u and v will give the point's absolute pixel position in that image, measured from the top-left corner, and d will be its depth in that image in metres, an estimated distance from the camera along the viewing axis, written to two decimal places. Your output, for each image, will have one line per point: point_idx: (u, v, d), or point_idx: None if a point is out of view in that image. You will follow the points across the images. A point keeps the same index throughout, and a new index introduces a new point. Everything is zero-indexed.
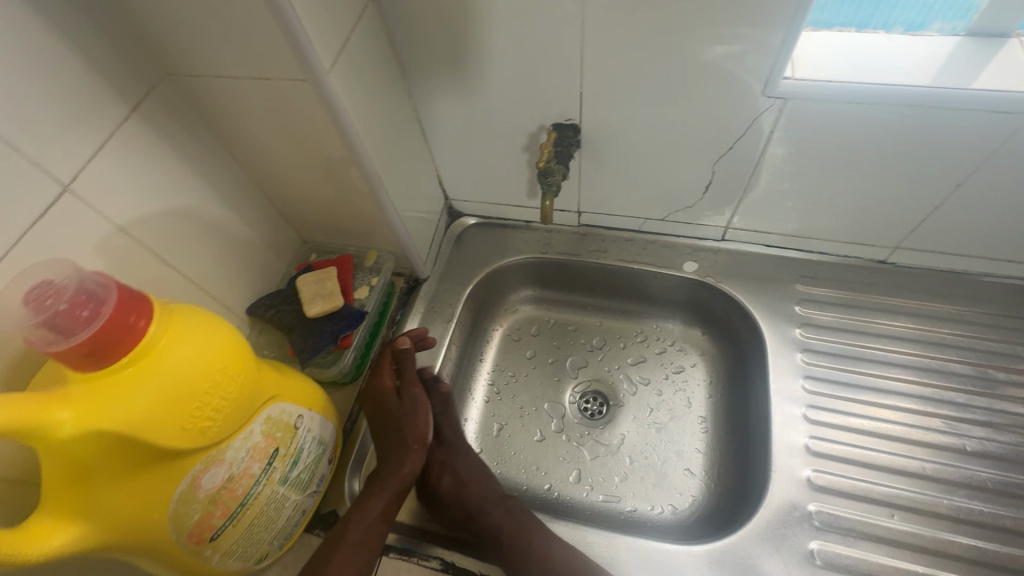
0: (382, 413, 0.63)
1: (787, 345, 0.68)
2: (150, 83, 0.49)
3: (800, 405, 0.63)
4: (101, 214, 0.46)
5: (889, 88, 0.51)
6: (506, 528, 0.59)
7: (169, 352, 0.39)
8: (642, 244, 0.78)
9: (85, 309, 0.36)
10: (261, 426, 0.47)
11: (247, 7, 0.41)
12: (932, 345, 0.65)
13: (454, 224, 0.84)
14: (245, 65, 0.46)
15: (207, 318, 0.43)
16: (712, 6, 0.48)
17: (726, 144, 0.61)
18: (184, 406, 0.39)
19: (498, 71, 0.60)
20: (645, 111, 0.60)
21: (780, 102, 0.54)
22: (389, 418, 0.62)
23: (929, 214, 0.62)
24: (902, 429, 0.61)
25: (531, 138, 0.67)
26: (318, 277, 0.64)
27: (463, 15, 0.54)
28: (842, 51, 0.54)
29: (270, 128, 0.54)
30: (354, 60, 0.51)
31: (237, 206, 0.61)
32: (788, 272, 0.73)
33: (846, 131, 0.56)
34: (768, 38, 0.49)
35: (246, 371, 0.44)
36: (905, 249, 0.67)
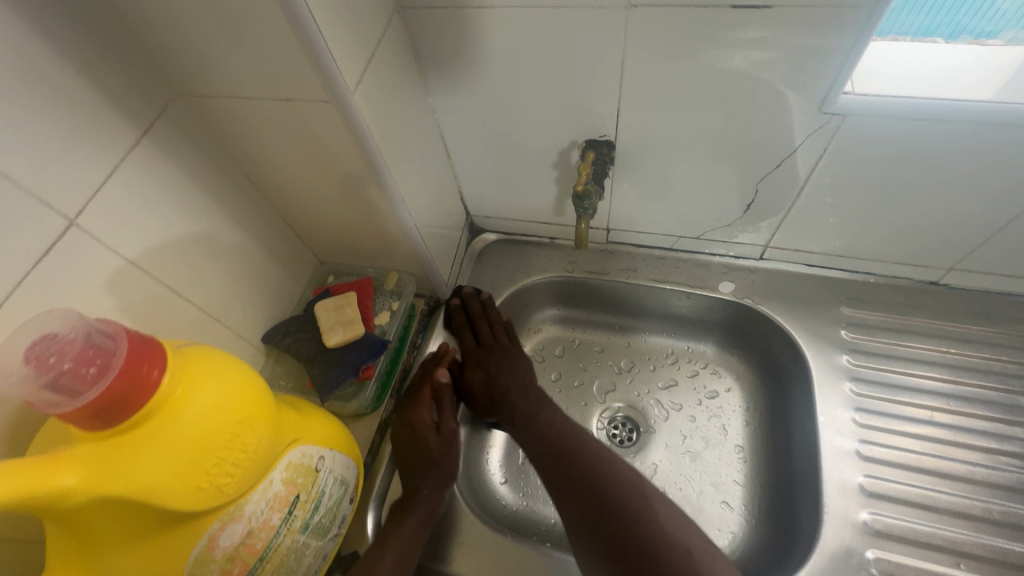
0: (418, 448, 0.59)
1: (835, 374, 0.64)
2: (161, 104, 0.45)
3: (851, 440, 0.60)
4: (110, 249, 0.42)
5: (960, 104, 0.47)
6: (577, 486, 0.56)
7: (183, 407, 0.35)
8: (674, 262, 0.74)
9: (92, 365, 0.33)
10: (281, 474, 0.43)
11: (268, 26, 0.37)
12: (990, 374, 0.62)
13: (474, 241, 0.81)
14: (264, 85, 0.43)
15: (225, 362, 0.39)
16: (769, 18, 0.44)
17: (772, 163, 0.57)
18: (200, 464, 0.36)
19: (528, 86, 0.56)
20: (686, 127, 0.56)
21: (837, 119, 0.50)
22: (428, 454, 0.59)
23: (991, 236, 0.57)
24: (964, 467, 0.58)
25: (561, 154, 0.64)
26: (337, 304, 0.61)
27: (493, 27, 0.51)
28: (903, 63, 0.49)
29: (288, 149, 0.50)
30: (379, 77, 0.48)
31: (252, 229, 0.57)
32: (831, 294, 0.69)
33: (906, 150, 0.52)
34: (829, 51, 0.45)
35: (265, 418, 0.41)
36: (960, 271, 0.63)
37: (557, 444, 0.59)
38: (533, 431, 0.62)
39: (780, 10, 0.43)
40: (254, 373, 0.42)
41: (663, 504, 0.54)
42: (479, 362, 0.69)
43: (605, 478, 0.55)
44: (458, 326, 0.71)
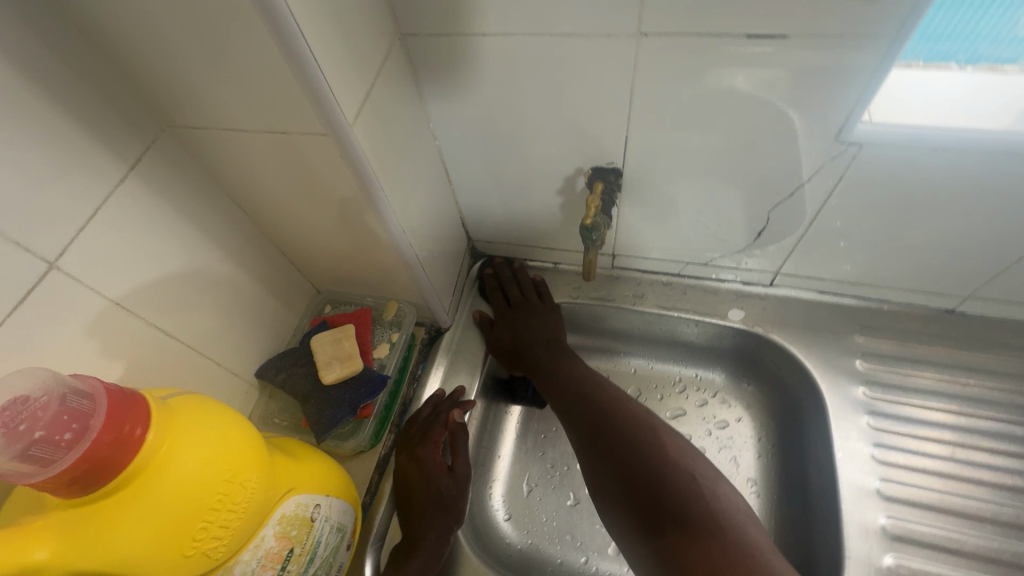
0: (430, 492, 0.56)
1: (851, 406, 0.62)
2: (150, 136, 0.43)
3: (873, 478, 0.58)
4: (94, 291, 0.40)
5: (979, 134, 0.45)
6: (592, 421, 0.57)
7: (167, 468, 0.32)
8: (682, 288, 0.72)
9: (69, 429, 0.30)
10: (274, 529, 0.41)
11: (261, 59, 0.36)
12: (1012, 408, 0.60)
13: (476, 266, 0.79)
14: (258, 117, 0.41)
15: (214, 413, 0.37)
16: (783, 46, 0.42)
17: (784, 190, 0.56)
18: (186, 528, 0.33)
19: (532, 113, 0.54)
20: (697, 155, 0.54)
21: (854, 147, 0.49)
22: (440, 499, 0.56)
23: (1011, 265, 0.56)
24: (987, 506, 0.56)
25: (566, 181, 0.62)
26: (334, 337, 0.58)
27: (496, 55, 0.49)
28: (918, 90, 0.48)
29: (283, 180, 0.48)
30: (379, 105, 0.46)
31: (246, 261, 0.55)
32: (844, 321, 0.67)
33: (925, 178, 0.50)
34: (845, 81, 0.44)
35: (257, 470, 0.38)
36: (977, 299, 0.61)
37: (577, 390, 0.60)
38: (556, 378, 0.63)
39: (796, 41, 0.42)
40: (245, 423, 0.39)
41: (673, 438, 0.55)
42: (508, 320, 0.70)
43: (621, 416, 0.56)
44: (494, 288, 0.74)
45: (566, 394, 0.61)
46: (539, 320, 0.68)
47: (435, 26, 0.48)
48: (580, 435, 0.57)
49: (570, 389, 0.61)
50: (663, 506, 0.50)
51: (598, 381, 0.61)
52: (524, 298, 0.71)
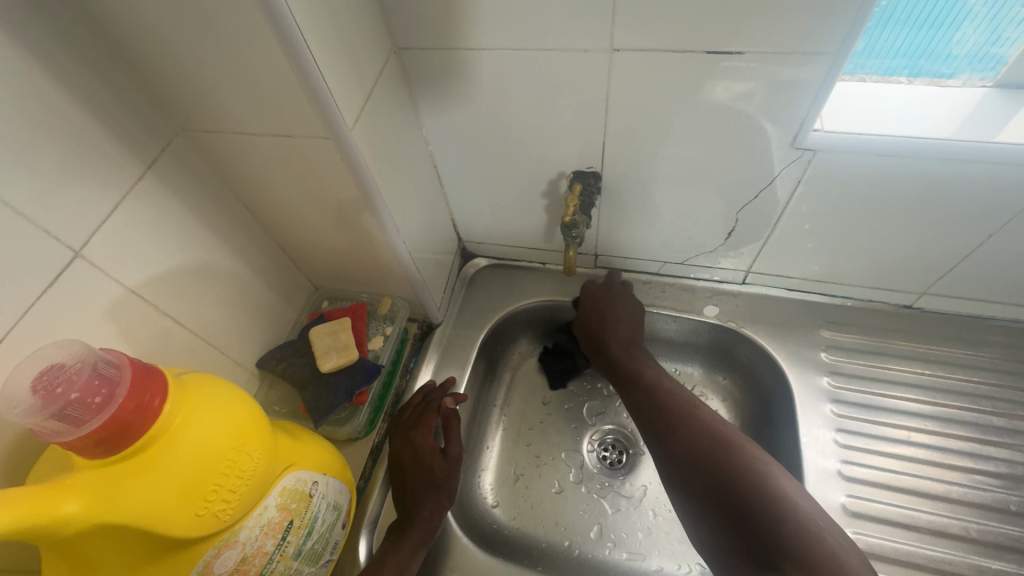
0: (423, 474, 0.60)
1: (816, 395, 0.66)
2: (165, 138, 0.47)
3: (834, 460, 0.62)
4: (112, 278, 0.44)
5: (921, 141, 0.50)
6: (641, 408, 0.63)
7: (182, 435, 0.36)
8: (661, 287, 0.77)
9: (98, 394, 0.34)
10: (275, 500, 0.44)
11: (270, 69, 0.40)
12: (965, 396, 0.64)
13: (466, 266, 0.83)
14: (266, 122, 0.45)
15: (223, 390, 0.40)
16: (741, 61, 0.47)
17: (751, 193, 0.60)
18: (198, 490, 0.36)
19: (517, 121, 0.59)
20: (670, 159, 0.59)
21: (809, 153, 0.54)
22: (432, 480, 0.59)
23: (958, 262, 0.60)
24: (941, 486, 0.60)
25: (550, 184, 0.66)
26: (331, 329, 0.62)
27: (484, 67, 0.54)
28: (867, 101, 0.53)
29: (288, 182, 0.52)
30: (376, 113, 0.50)
31: (249, 256, 0.59)
32: (812, 317, 0.71)
33: (876, 182, 0.55)
34: (800, 92, 0.49)
35: (261, 443, 0.42)
36: (932, 295, 0.66)
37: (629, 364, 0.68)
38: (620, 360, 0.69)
39: (752, 56, 0.47)
40: (250, 401, 0.43)
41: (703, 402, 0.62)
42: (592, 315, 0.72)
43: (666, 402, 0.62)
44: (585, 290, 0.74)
45: (625, 388, 0.66)
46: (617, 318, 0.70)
47: (428, 40, 0.52)
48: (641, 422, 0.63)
49: (629, 385, 0.66)
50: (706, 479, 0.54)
51: (656, 378, 0.65)
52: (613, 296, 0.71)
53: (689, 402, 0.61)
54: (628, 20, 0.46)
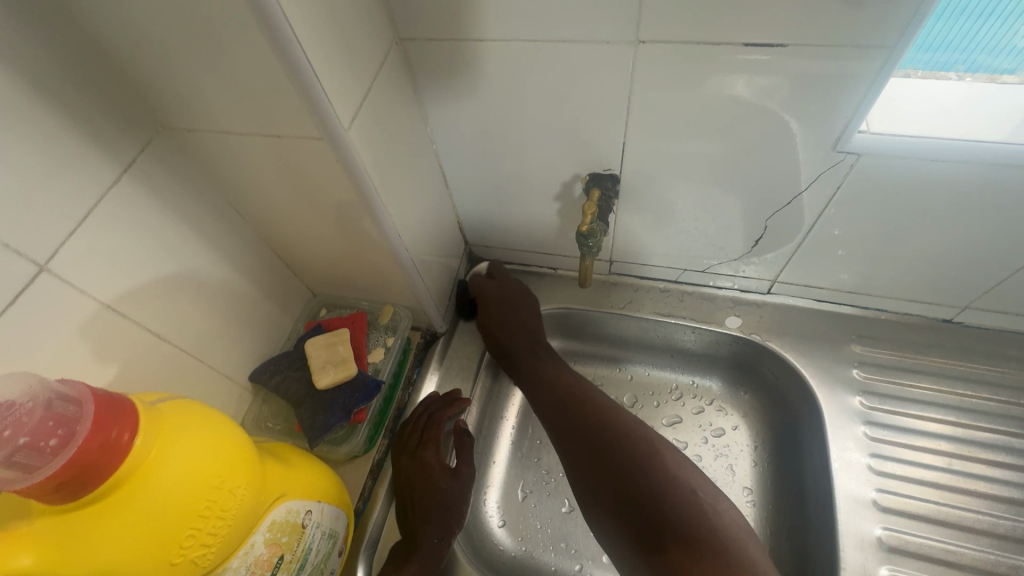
0: (429, 497, 0.56)
1: (848, 415, 0.62)
2: (144, 137, 0.43)
3: (868, 488, 0.58)
4: (85, 293, 0.40)
5: (978, 146, 0.45)
6: (578, 448, 0.57)
7: (156, 474, 0.32)
8: (679, 295, 0.72)
9: (54, 435, 0.30)
10: (263, 535, 0.40)
11: (255, 62, 0.35)
12: (1009, 419, 0.59)
13: (472, 270, 0.78)
14: (253, 120, 0.41)
15: (205, 419, 0.36)
16: (781, 55, 0.42)
17: (782, 200, 0.56)
18: (173, 535, 0.33)
19: (530, 118, 0.54)
20: (696, 161, 0.54)
21: (851, 157, 0.49)
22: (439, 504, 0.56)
23: (1008, 276, 0.56)
24: (983, 518, 0.56)
25: (564, 187, 0.62)
26: (328, 341, 0.58)
27: (494, 61, 0.49)
28: (915, 100, 0.48)
29: (280, 185, 0.48)
30: (375, 111, 0.46)
31: (241, 263, 0.55)
32: (842, 331, 0.67)
33: (923, 189, 0.50)
34: (845, 90, 0.44)
35: (247, 477, 0.38)
36: (974, 309, 0.61)
37: (557, 391, 0.62)
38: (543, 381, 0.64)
39: (793, 50, 0.42)
40: (236, 427, 0.39)
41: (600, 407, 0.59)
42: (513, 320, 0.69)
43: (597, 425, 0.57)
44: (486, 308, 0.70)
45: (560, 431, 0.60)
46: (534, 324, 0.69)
47: (433, 30, 0.48)
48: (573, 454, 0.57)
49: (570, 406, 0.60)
50: (664, 539, 0.49)
51: (613, 414, 0.58)
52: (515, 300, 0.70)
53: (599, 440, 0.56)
54: (657, 9, 0.41)
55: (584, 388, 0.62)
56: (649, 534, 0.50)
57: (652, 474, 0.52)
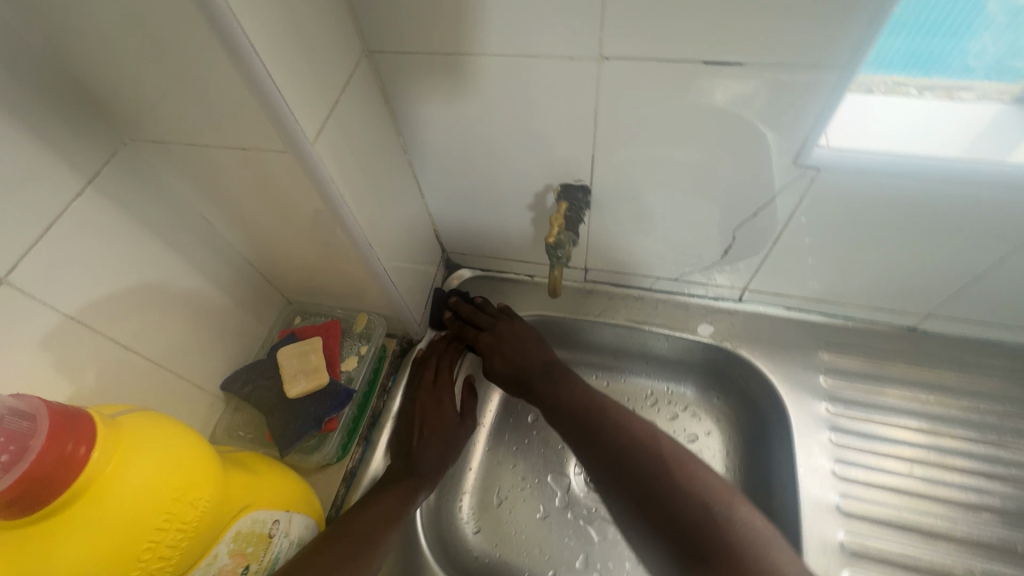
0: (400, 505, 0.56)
1: (814, 422, 0.63)
2: (110, 149, 0.43)
3: (832, 493, 0.59)
4: (48, 305, 0.40)
5: (932, 161, 0.47)
6: (601, 455, 0.55)
7: (112, 488, 0.32)
8: (653, 303, 0.73)
9: (8, 449, 0.30)
10: (227, 546, 0.41)
11: (217, 77, 0.36)
12: (969, 425, 0.61)
13: (450, 277, 0.79)
14: (219, 133, 0.41)
15: (166, 431, 0.37)
16: (739, 72, 0.43)
17: (748, 211, 0.57)
18: (130, 548, 0.33)
19: (500, 130, 0.55)
20: (664, 173, 0.55)
21: (812, 171, 0.50)
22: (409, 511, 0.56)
23: (966, 286, 0.57)
24: (943, 522, 0.57)
25: (537, 197, 0.62)
26: (300, 350, 0.58)
27: (463, 74, 0.50)
28: (873, 116, 0.49)
29: (249, 195, 0.48)
30: (343, 124, 0.46)
31: (212, 272, 0.55)
32: (810, 338, 0.68)
33: (884, 202, 0.51)
34: (804, 106, 0.45)
35: (208, 488, 0.38)
36: (937, 317, 0.63)
37: (580, 403, 0.59)
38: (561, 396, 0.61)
39: (752, 67, 0.43)
40: (199, 438, 0.39)
41: (625, 416, 0.57)
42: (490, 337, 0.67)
43: (618, 432, 0.55)
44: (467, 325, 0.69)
45: (581, 441, 0.57)
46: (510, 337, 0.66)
47: (402, 44, 0.48)
48: (598, 465, 0.55)
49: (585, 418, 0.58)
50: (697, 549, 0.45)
51: (628, 422, 0.56)
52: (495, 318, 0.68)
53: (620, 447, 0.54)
54: (618, 26, 0.42)
55: (595, 396, 0.60)
56: (683, 542, 0.46)
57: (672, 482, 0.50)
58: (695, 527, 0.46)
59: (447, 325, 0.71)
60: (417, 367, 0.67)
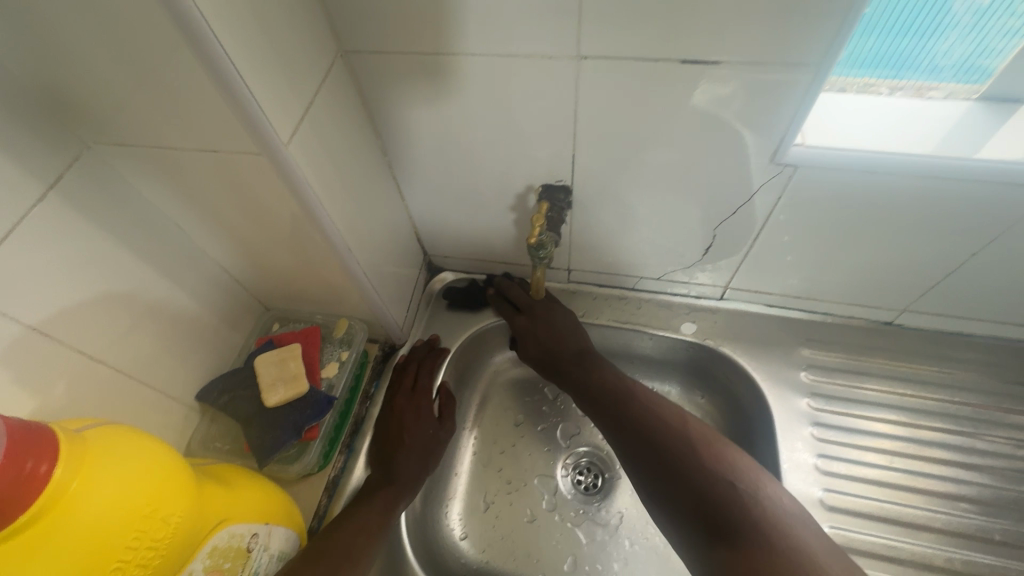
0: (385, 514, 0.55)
1: (796, 417, 0.64)
2: (73, 152, 0.42)
3: (816, 488, 0.59)
4: (9, 317, 0.38)
5: (907, 158, 0.47)
6: (627, 436, 0.56)
7: (77, 505, 0.31)
8: (636, 303, 0.73)
9: None
10: (203, 563, 0.39)
11: (185, 78, 0.35)
12: (945, 417, 0.62)
13: (432, 280, 0.78)
14: (188, 135, 0.40)
15: (136, 445, 0.35)
16: (717, 72, 0.44)
17: (728, 210, 0.57)
18: (97, 569, 0.32)
19: (480, 131, 0.54)
20: (644, 173, 0.55)
21: (789, 169, 0.50)
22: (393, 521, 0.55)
23: (941, 280, 0.58)
24: (922, 513, 0.58)
25: (518, 198, 0.62)
26: (279, 357, 0.57)
27: (441, 74, 0.49)
28: (847, 114, 0.50)
29: (221, 199, 0.47)
30: (319, 125, 0.45)
31: (185, 279, 0.53)
32: (792, 335, 0.69)
33: (862, 198, 0.52)
34: (780, 105, 0.45)
35: (182, 502, 0.37)
36: (913, 312, 0.64)
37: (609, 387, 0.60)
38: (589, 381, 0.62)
39: (729, 66, 0.43)
40: (171, 451, 0.38)
41: (651, 399, 0.58)
42: (534, 322, 0.68)
43: (646, 415, 0.56)
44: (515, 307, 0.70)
45: (608, 421, 0.58)
46: (557, 325, 0.66)
47: (378, 43, 0.47)
48: (624, 445, 0.56)
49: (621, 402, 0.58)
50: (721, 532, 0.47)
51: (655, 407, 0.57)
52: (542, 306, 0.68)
53: (648, 427, 0.55)
54: (595, 25, 0.42)
55: (624, 380, 0.61)
56: (705, 522, 0.48)
57: (705, 469, 0.50)
58: (721, 510, 0.47)
59: (491, 302, 0.73)
60: (397, 374, 0.66)
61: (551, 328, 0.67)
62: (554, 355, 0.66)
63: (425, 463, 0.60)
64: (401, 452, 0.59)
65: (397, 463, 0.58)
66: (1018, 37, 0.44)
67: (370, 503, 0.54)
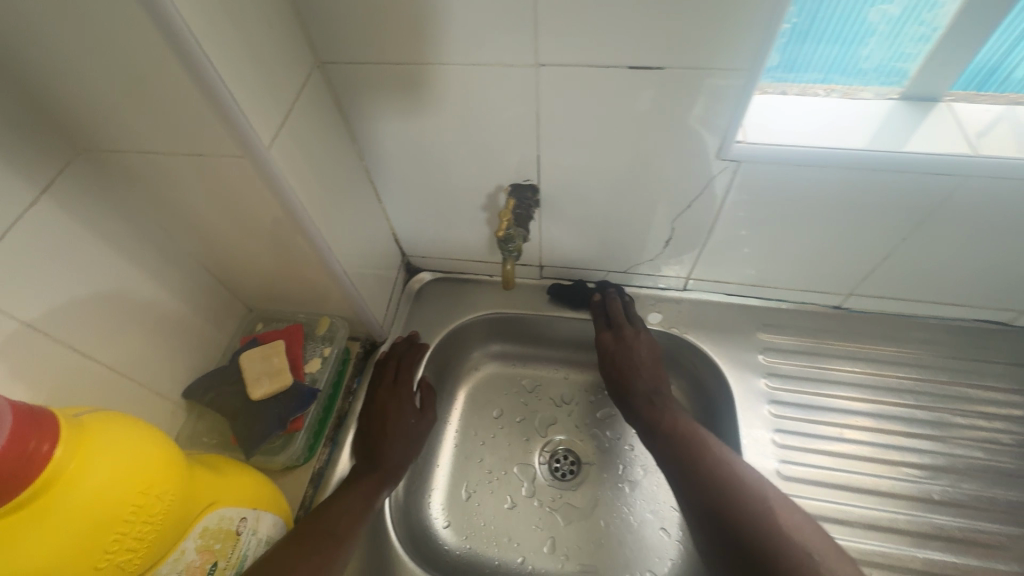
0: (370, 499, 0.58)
1: (755, 397, 0.68)
2: (63, 159, 0.44)
3: (774, 460, 0.64)
4: (4, 313, 0.41)
5: (840, 152, 0.52)
6: (694, 490, 0.55)
7: (77, 482, 0.33)
8: (605, 296, 0.77)
9: None
10: (194, 542, 0.41)
11: (172, 85, 0.38)
12: (890, 391, 0.68)
13: (411, 281, 0.81)
14: (174, 140, 0.43)
15: (130, 428, 0.38)
16: (663, 76, 0.48)
17: (684, 204, 0.61)
18: (96, 540, 0.34)
19: (451, 135, 0.58)
20: (606, 173, 0.59)
21: (733, 164, 0.55)
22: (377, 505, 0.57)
23: (879, 264, 0.64)
24: (872, 479, 0.62)
25: (489, 198, 0.66)
26: (263, 353, 0.59)
27: (412, 82, 0.53)
28: (784, 115, 0.55)
29: (205, 202, 0.50)
30: (298, 130, 0.49)
31: (171, 281, 0.56)
32: (749, 321, 0.74)
33: (804, 190, 0.57)
34: (723, 105, 0.50)
35: (174, 483, 0.39)
36: (858, 295, 0.69)
37: (681, 437, 0.60)
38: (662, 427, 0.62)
39: (672, 71, 0.48)
40: (162, 435, 0.40)
41: (726, 456, 0.57)
42: (616, 346, 0.70)
43: (718, 471, 0.55)
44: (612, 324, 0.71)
45: (676, 470, 0.58)
46: (637, 357, 0.68)
47: (352, 54, 0.51)
48: (690, 500, 0.55)
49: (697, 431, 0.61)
50: None
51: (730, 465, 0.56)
52: (632, 332, 0.70)
53: (720, 484, 0.54)
54: (549, 35, 0.46)
55: (697, 431, 0.60)
56: None
57: (780, 536, 0.49)
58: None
59: (592, 307, 0.75)
60: (379, 368, 0.69)
61: (644, 356, 0.69)
62: (634, 382, 0.67)
63: (407, 450, 0.63)
64: (383, 439, 0.62)
65: (380, 450, 0.61)
66: (926, 42, 0.50)
67: (352, 487, 0.56)
